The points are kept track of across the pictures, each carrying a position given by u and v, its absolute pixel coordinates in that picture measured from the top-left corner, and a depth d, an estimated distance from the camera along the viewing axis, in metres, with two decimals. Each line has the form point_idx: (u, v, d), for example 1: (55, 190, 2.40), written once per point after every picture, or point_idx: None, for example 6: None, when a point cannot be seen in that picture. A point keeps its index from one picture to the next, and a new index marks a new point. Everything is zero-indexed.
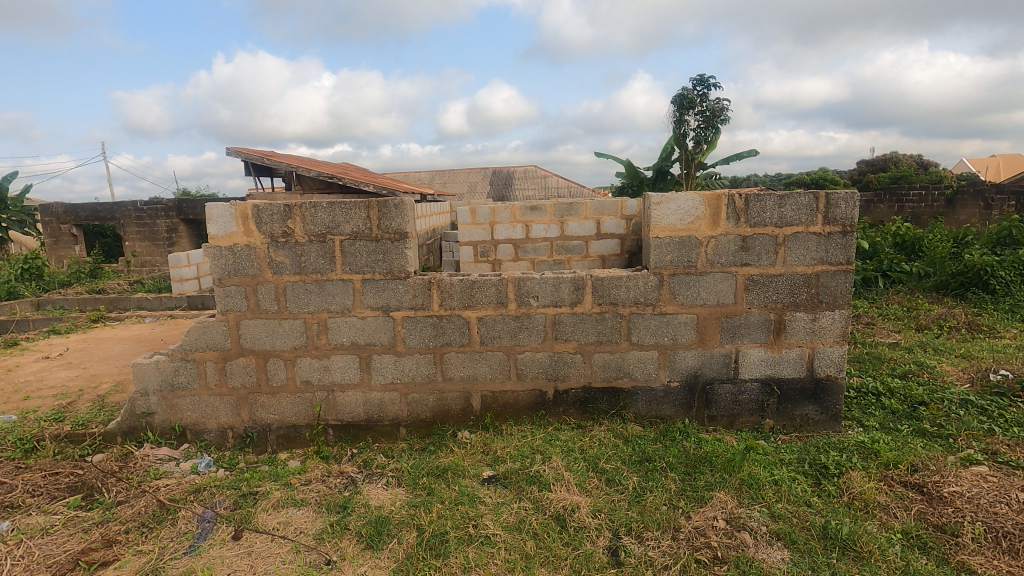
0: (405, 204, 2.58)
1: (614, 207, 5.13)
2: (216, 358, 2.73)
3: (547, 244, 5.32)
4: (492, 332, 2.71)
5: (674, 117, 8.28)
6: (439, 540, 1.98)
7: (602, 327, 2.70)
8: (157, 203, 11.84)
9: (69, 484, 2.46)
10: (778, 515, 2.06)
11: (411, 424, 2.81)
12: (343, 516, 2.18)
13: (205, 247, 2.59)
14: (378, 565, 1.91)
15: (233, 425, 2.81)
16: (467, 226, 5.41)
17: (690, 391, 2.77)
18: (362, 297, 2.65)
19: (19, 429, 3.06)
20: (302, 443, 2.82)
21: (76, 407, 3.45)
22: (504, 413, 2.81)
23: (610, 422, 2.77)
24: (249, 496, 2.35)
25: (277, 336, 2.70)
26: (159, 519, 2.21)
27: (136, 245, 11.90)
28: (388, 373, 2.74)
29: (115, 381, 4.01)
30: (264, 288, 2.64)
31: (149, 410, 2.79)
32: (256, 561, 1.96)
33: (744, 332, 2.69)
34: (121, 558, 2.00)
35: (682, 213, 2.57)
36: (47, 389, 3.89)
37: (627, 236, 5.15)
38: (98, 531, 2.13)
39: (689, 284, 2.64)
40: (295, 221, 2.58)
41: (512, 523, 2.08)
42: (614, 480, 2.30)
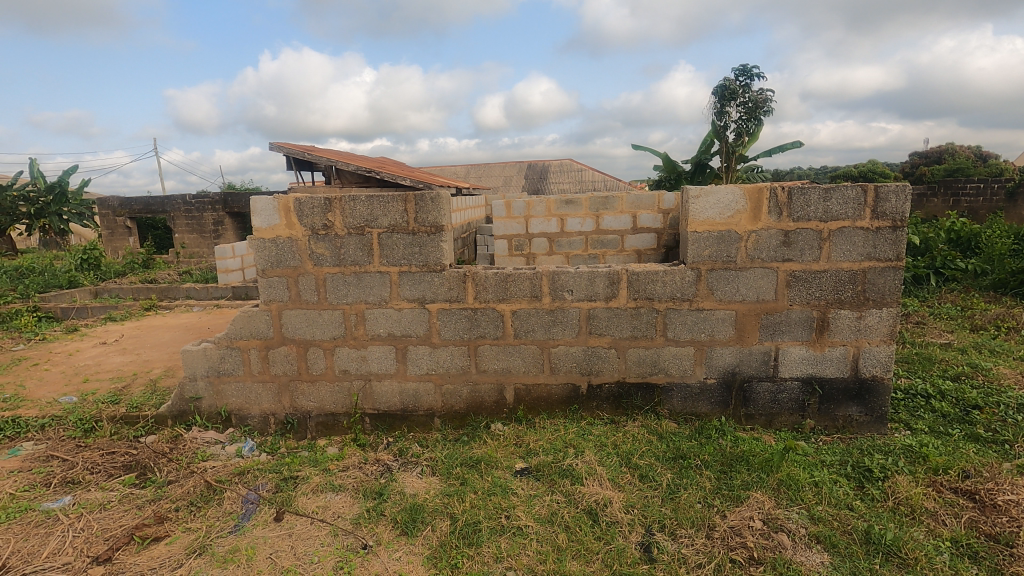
0: (442, 197, 2.60)
1: (650, 201, 5.09)
2: (259, 347, 2.82)
3: (582, 238, 5.30)
4: (526, 325, 2.72)
5: (715, 108, 8.09)
6: (472, 530, 2.01)
7: (637, 322, 2.68)
8: (204, 197, 12.32)
9: (124, 463, 2.60)
10: (818, 518, 2.00)
11: (445, 415, 2.85)
12: (378, 502, 2.23)
13: (249, 239, 2.68)
14: (412, 551, 1.95)
15: (275, 411, 2.91)
16: (502, 220, 5.41)
17: (727, 389, 2.72)
18: (398, 289, 2.70)
19: (79, 410, 3.26)
20: (340, 430, 2.90)
21: (130, 391, 3.64)
22: (537, 406, 2.82)
23: (644, 418, 2.74)
24: (289, 480, 2.44)
25: (317, 326, 2.77)
26: (207, 499, 2.31)
27: (186, 237, 12.40)
28: (423, 364, 2.79)
29: (165, 367, 4.20)
30: (305, 279, 2.72)
31: (196, 395, 2.92)
32: (296, 542, 2.03)
33: (785, 330, 2.62)
34: (172, 534, 2.10)
35: (721, 207, 2.52)
36: (103, 372, 4.12)
37: (663, 230, 5.12)
38: (150, 508, 2.25)
39: (728, 279, 2.58)
40: (335, 214, 2.64)
41: (545, 515, 2.09)
42: (647, 477, 2.29)
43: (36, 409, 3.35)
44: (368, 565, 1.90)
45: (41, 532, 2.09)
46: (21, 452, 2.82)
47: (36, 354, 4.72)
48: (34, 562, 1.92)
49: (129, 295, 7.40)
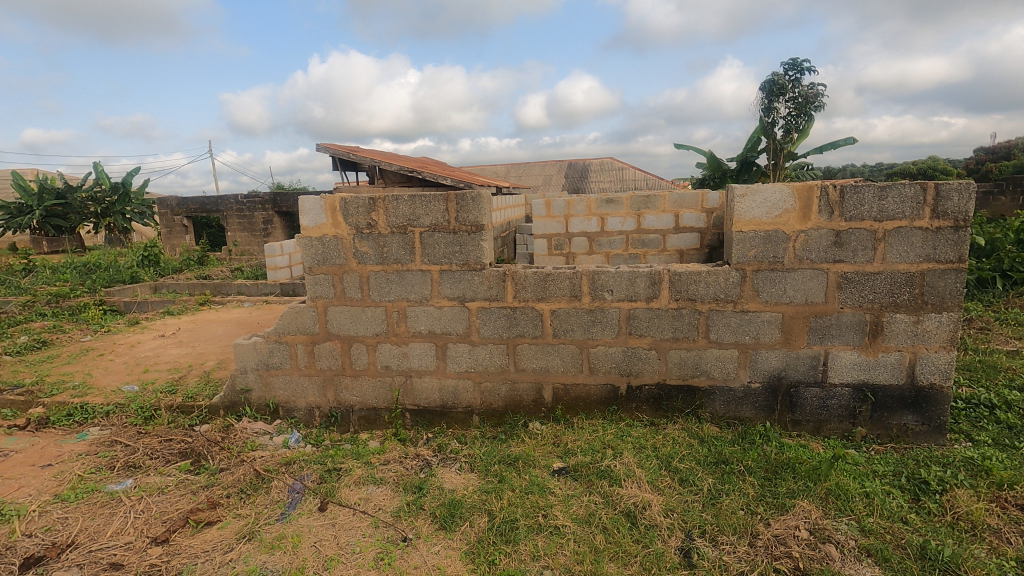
0: (482, 196, 2.62)
1: (694, 200, 5.00)
2: (306, 342, 2.92)
3: (623, 237, 5.24)
4: (566, 324, 2.71)
5: (763, 104, 7.85)
6: (509, 527, 2.02)
7: (679, 323, 2.63)
8: (255, 196, 12.78)
9: (180, 449, 2.74)
10: (869, 530, 1.92)
11: (484, 412, 2.88)
12: (418, 497, 2.27)
13: (298, 237, 2.78)
14: (450, 546, 1.98)
15: (320, 404, 3.00)
16: (542, 219, 5.41)
17: (772, 394, 2.64)
18: (439, 287, 2.74)
19: (140, 398, 3.45)
20: (381, 425, 2.97)
21: (185, 381, 3.83)
22: (576, 406, 2.80)
23: (685, 421, 2.69)
24: (333, 472, 2.51)
25: (360, 322, 2.85)
26: (255, 486, 2.41)
27: (237, 235, 12.92)
28: (462, 361, 2.82)
29: (218, 359, 4.40)
30: (350, 277, 2.80)
31: (246, 387, 3.04)
32: (339, 532, 2.09)
33: (836, 333, 2.52)
34: (223, 519, 2.20)
35: (768, 206, 2.45)
36: (162, 363, 4.34)
37: (707, 229, 5.01)
38: (204, 494, 2.37)
39: (775, 280, 2.51)
40: (378, 213, 2.70)
41: (582, 516, 2.08)
42: (688, 481, 2.25)
43: (102, 396, 3.57)
44: (408, 557, 1.93)
45: (106, 512, 2.23)
46: (88, 436, 3.01)
47: (102, 345, 5.02)
48: (100, 540, 2.05)
49: (186, 291, 7.78)
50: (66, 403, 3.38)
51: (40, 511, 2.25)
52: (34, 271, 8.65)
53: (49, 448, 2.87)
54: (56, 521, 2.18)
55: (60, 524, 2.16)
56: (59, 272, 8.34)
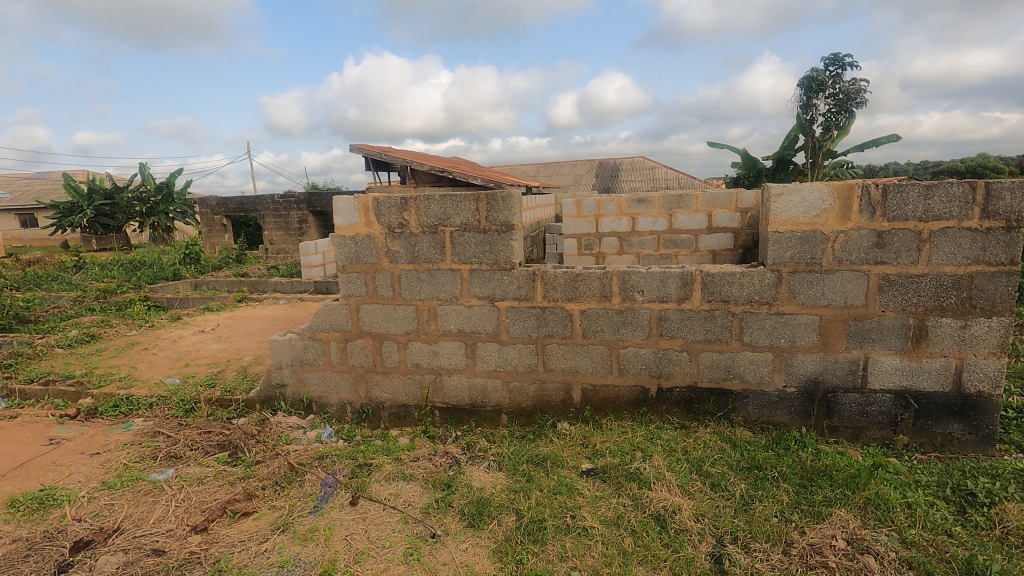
0: (513, 196, 2.63)
1: (727, 200, 4.90)
2: (338, 339, 2.98)
3: (654, 237, 5.18)
4: (595, 325, 2.69)
5: (801, 101, 7.64)
6: (537, 527, 2.02)
7: (712, 325, 2.58)
8: (291, 196, 13.09)
9: (219, 441, 2.83)
10: (910, 542, 1.85)
11: (512, 412, 2.88)
12: (447, 494, 2.30)
13: (332, 236, 2.83)
14: (478, 543, 1.99)
15: (351, 400, 3.05)
16: (572, 219, 5.38)
17: (808, 399, 2.57)
18: (469, 286, 2.76)
19: (182, 391, 3.58)
20: (411, 422, 3.01)
21: (223, 375, 3.96)
22: (604, 407, 2.78)
23: (717, 425, 2.64)
24: (364, 467, 2.56)
25: (391, 321, 2.89)
26: (289, 479, 2.47)
27: (274, 234, 13.25)
28: (492, 360, 2.83)
29: (255, 355, 4.53)
30: (382, 276, 2.84)
31: (281, 382, 3.12)
32: (370, 526, 2.12)
33: (876, 338, 2.43)
34: (259, 510, 2.27)
35: (806, 205, 2.39)
36: (202, 358, 4.49)
37: (741, 230, 4.91)
38: (241, 485, 2.44)
39: (812, 282, 2.44)
40: (410, 213, 2.74)
41: (611, 518, 2.07)
42: (719, 486, 2.21)
43: (146, 388, 3.72)
44: (436, 553, 1.95)
45: (149, 500, 2.32)
46: (133, 427, 3.14)
47: (146, 339, 5.23)
48: (143, 527, 2.13)
49: (224, 288, 8.03)
50: (113, 395, 3.53)
51: (89, 497, 2.35)
52: (84, 267, 9.06)
53: (97, 437, 3.01)
54: (103, 507, 2.28)
55: (106, 510, 2.26)
56: (107, 269, 8.72)
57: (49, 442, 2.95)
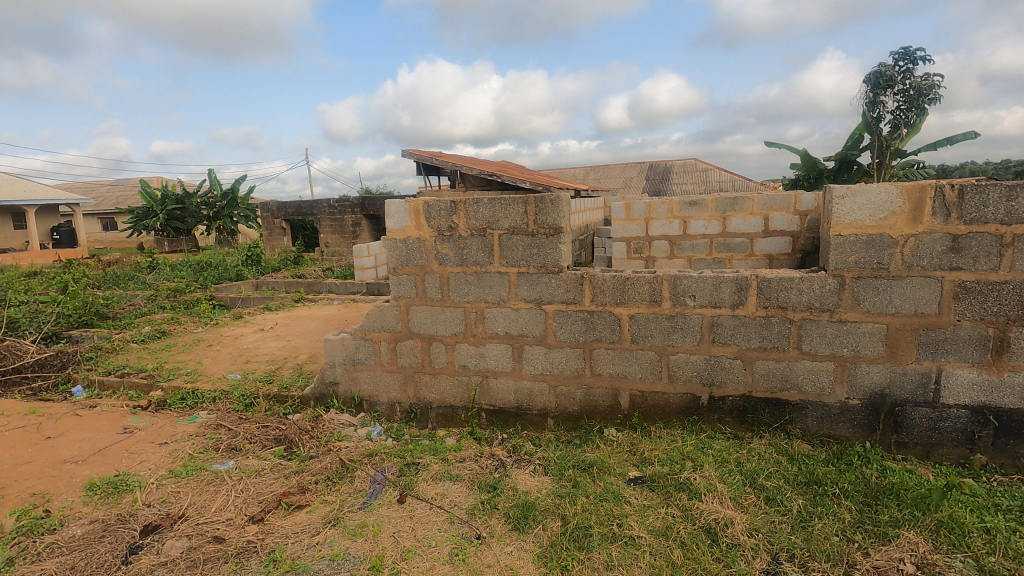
0: (562, 199, 2.62)
1: (786, 202, 4.71)
2: (389, 339, 3.04)
3: (706, 241, 5.04)
4: (644, 330, 2.64)
5: (868, 98, 7.26)
6: (583, 534, 1.99)
7: (768, 332, 2.48)
8: (345, 201, 13.52)
9: (275, 436, 2.95)
10: (989, 571, 1.71)
11: (558, 416, 2.86)
12: (492, 496, 2.30)
13: (384, 239, 2.90)
14: (523, 547, 1.99)
15: (400, 400, 3.11)
16: (621, 222, 5.29)
17: (873, 412, 2.42)
18: (517, 289, 2.76)
19: (242, 386, 3.76)
20: (458, 423, 3.03)
21: (280, 372, 4.13)
22: (653, 414, 2.72)
23: (772, 437, 2.53)
24: (412, 466, 2.60)
25: (440, 322, 2.93)
26: (341, 475, 2.55)
27: (329, 237, 13.71)
28: (539, 364, 2.82)
29: (310, 353, 4.70)
30: (431, 278, 2.88)
31: (334, 380, 3.22)
32: (416, 525, 2.15)
33: (951, 349, 2.27)
34: (312, 504, 2.34)
35: (872, 207, 2.26)
36: (261, 355, 4.70)
37: (800, 233, 4.70)
38: (295, 478, 2.53)
39: (879, 289, 2.31)
40: (459, 216, 2.77)
41: (659, 528, 2.01)
42: (775, 500, 2.11)
43: (210, 382, 3.92)
44: (481, 555, 1.96)
45: (211, 489, 2.44)
46: (198, 419, 3.32)
47: (211, 336, 5.52)
48: (206, 514, 2.25)
49: (283, 288, 8.38)
50: (180, 388, 3.75)
51: (157, 484, 2.50)
52: (157, 267, 9.66)
53: (166, 428, 3.19)
54: (170, 494, 2.41)
55: (173, 497, 2.39)
56: (177, 270, 9.27)
57: (124, 431, 3.15)
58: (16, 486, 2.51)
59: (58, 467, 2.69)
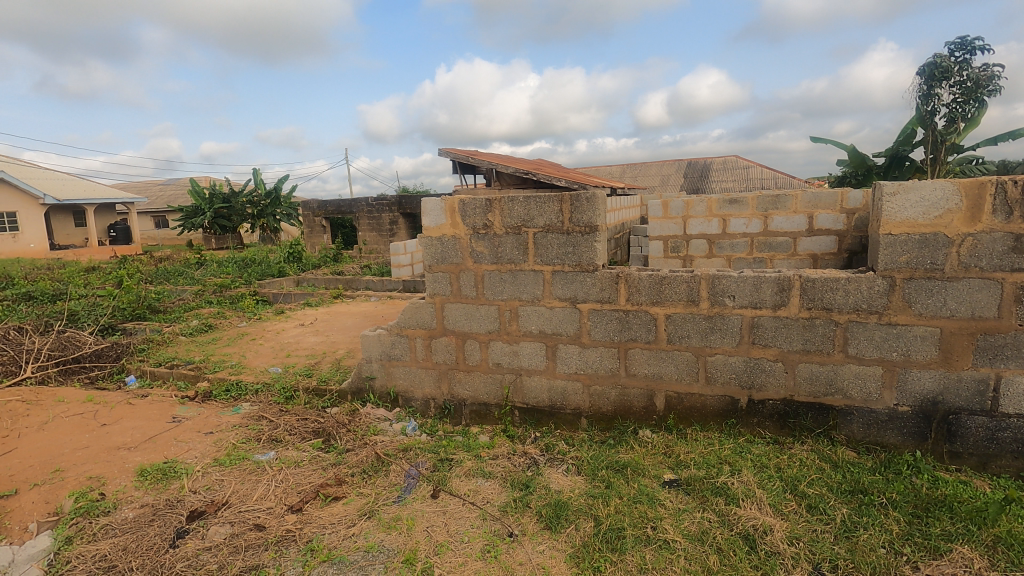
0: (597, 196, 2.59)
1: (832, 200, 4.54)
2: (424, 336, 3.08)
3: (746, 240, 4.91)
4: (681, 331, 2.59)
5: (921, 90, 6.93)
6: (616, 535, 1.97)
7: (811, 335, 2.40)
8: (383, 199, 13.74)
9: (314, 428, 3.03)
10: None
11: (592, 416, 2.83)
12: (525, 494, 2.30)
13: (420, 237, 2.94)
14: (555, 547, 1.98)
15: (435, 396, 3.14)
16: (658, 220, 5.21)
17: (924, 420, 2.31)
18: (551, 287, 2.75)
19: (283, 379, 3.88)
20: (491, 420, 3.05)
21: (320, 366, 4.24)
22: (689, 416, 2.66)
23: (815, 443, 2.45)
24: (445, 462, 2.63)
25: (474, 320, 2.94)
26: (376, 469, 2.59)
27: (367, 235, 13.99)
28: (572, 363, 2.81)
29: (348, 348, 4.80)
30: (466, 276, 2.90)
31: (371, 375, 3.28)
32: (449, 520, 2.17)
33: (1011, 355, 2.15)
34: (348, 496, 2.39)
35: (926, 205, 2.16)
36: (301, 349, 4.84)
37: (847, 232, 4.53)
38: (332, 470, 2.60)
39: (932, 291, 2.20)
40: (494, 214, 2.78)
41: (694, 533, 1.97)
42: (817, 509, 2.04)
43: (253, 375, 4.06)
44: (513, 553, 1.96)
45: (253, 478, 2.53)
46: (241, 410, 3.45)
47: (255, 330, 5.72)
48: (248, 502, 2.33)
49: (322, 285, 8.59)
50: (225, 380, 3.89)
51: (203, 471, 2.60)
52: (204, 264, 10.05)
53: (211, 418, 3.32)
54: (214, 482, 2.51)
55: (217, 484, 2.48)
56: (223, 266, 9.62)
57: (173, 420, 3.29)
58: (74, 469, 2.65)
59: (112, 453, 2.82)
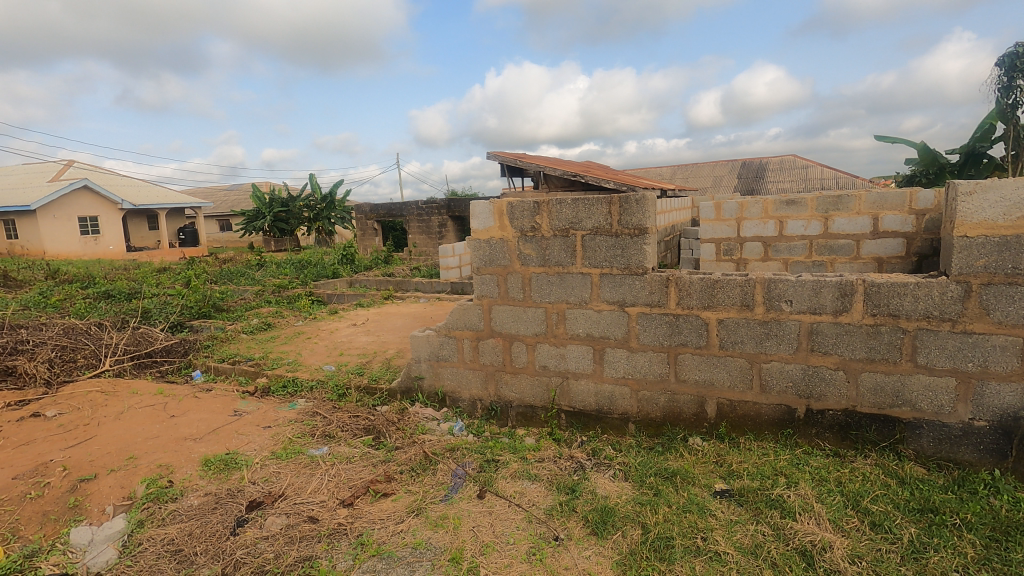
0: (647, 198, 2.55)
1: (899, 200, 4.30)
2: (471, 337, 3.11)
3: (805, 243, 4.70)
4: (734, 336, 2.51)
5: (1001, 83, 6.45)
6: (664, 544, 1.93)
7: (876, 343, 2.28)
8: (433, 202, 13.97)
9: (365, 426, 3.12)
10: None
11: (640, 422, 2.78)
12: (571, 498, 2.29)
13: (468, 240, 2.98)
14: (601, 553, 1.95)
15: (481, 397, 3.17)
16: (710, 223, 5.06)
17: (1004, 436, 2.15)
18: (599, 290, 2.73)
19: (336, 377, 4.01)
20: (537, 423, 3.04)
21: (371, 365, 4.36)
22: (742, 425, 2.58)
23: (879, 457, 2.32)
24: (492, 463, 2.64)
25: (521, 322, 2.95)
26: (424, 467, 2.64)
27: (417, 238, 14.27)
28: (620, 367, 2.77)
29: (398, 348, 4.91)
30: (513, 278, 2.92)
31: (419, 375, 3.35)
32: (495, 521, 2.19)
33: None
34: (397, 493, 2.45)
35: (1006, 206, 2.02)
36: (353, 348, 4.99)
37: (917, 234, 4.27)
38: (382, 467, 2.66)
39: (1013, 297, 2.05)
40: (542, 217, 2.78)
41: (747, 546, 1.90)
42: (882, 527, 1.93)
43: (308, 372, 4.22)
44: (559, 557, 1.95)
45: (308, 472, 2.62)
46: (297, 406, 3.59)
47: (310, 329, 5.94)
48: (302, 495, 2.42)
49: (374, 286, 8.83)
50: (282, 376, 4.06)
51: (261, 463, 2.72)
52: (264, 265, 10.52)
53: (270, 413, 3.47)
54: (272, 474, 2.62)
55: (274, 477, 2.59)
56: (281, 267, 10.04)
57: (234, 413, 3.46)
58: (146, 457, 2.83)
59: (180, 443, 2.99)
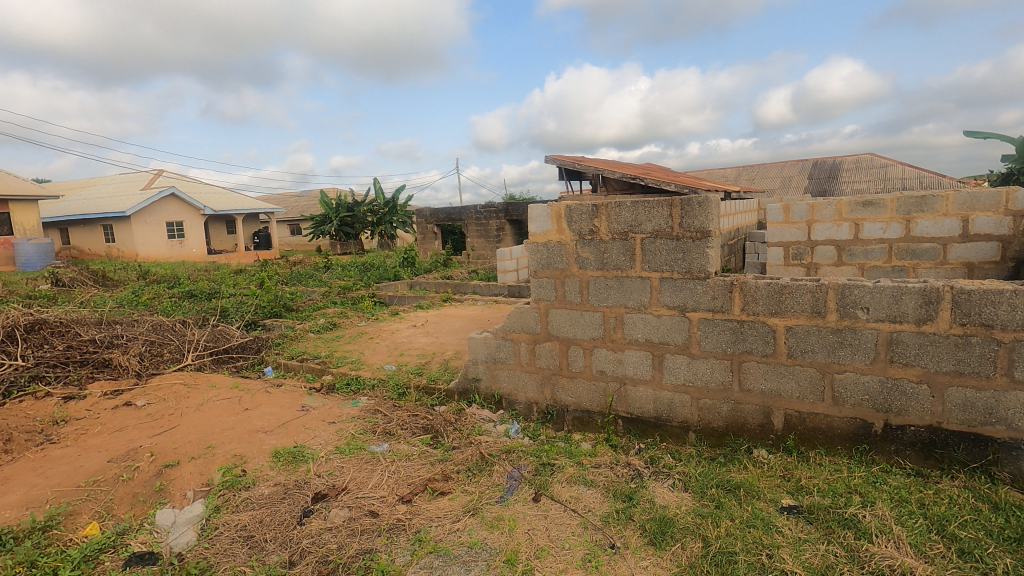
0: (711, 201, 2.48)
1: (993, 200, 3.98)
2: (528, 340, 3.12)
3: (884, 246, 4.41)
4: (804, 344, 2.39)
5: None
6: (726, 559, 1.86)
7: (965, 355, 2.11)
8: (491, 206, 14.14)
9: (424, 425, 3.19)
10: None
11: (701, 431, 2.69)
12: (628, 506, 2.25)
13: (526, 243, 2.99)
14: (659, 564, 1.90)
15: (537, 400, 3.17)
16: (778, 225, 4.84)
17: None
18: (659, 295, 2.67)
19: (396, 376, 4.13)
20: (594, 428, 3.01)
21: (429, 366, 4.46)
22: (812, 438, 2.44)
23: (969, 479, 2.14)
24: (547, 466, 2.64)
25: (578, 326, 2.93)
26: (480, 467, 2.67)
27: (475, 241, 14.48)
28: (680, 374, 2.69)
29: (456, 349, 5.00)
30: (571, 281, 2.90)
31: (476, 376, 3.39)
32: (549, 525, 2.18)
33: None
34: (453, 492, 2.49)
35: None
36: (413, 349, 5.12)
37: (1014, 237, 3.94)
38: (440, 466, 2.71)
39: None
40: (600, 220, 2.75)
41: (817, 566, 1.80)
42: (972, 555, 1.77)
43: (370, 371, 4.37)
44: (615, 565, 1.92)
45: (369, 467, 2.71)
46: (360, 403, 3.72)
47: (372, 329, 6.15)
48: (363, 489, 2.50)
49: (433, 288, 9.03)
50: (346, 375, 4.22)
51: (326, 457, 2.84)
52: (331, 267, 10.99)
53: (334, 409, 3.61)
54: (335, 468, 2.72)
55: (338, 470, 2.69)
56: (346, 270, 10.46)
57: (302, 408, 3.64)
58: (223, 446, 3.02)
59: (253, 435, 3.17)
